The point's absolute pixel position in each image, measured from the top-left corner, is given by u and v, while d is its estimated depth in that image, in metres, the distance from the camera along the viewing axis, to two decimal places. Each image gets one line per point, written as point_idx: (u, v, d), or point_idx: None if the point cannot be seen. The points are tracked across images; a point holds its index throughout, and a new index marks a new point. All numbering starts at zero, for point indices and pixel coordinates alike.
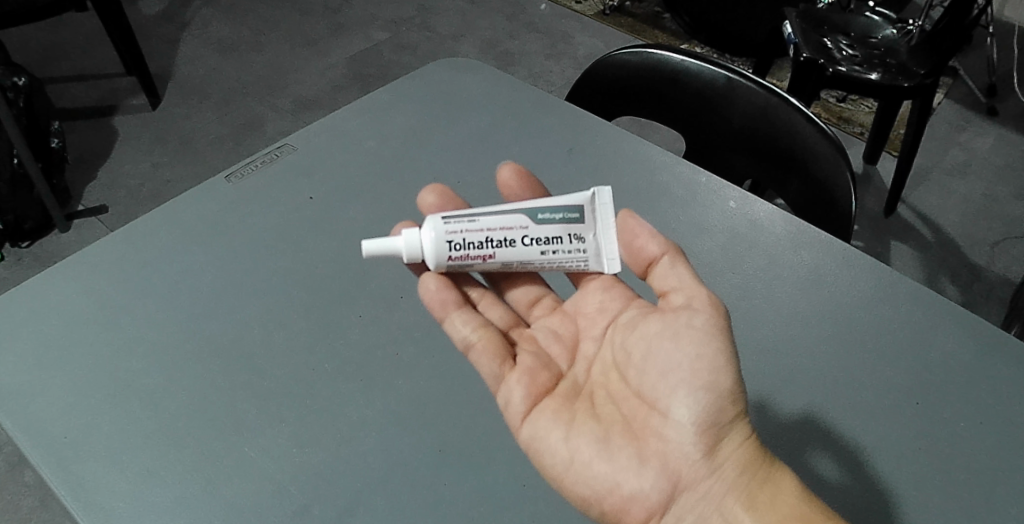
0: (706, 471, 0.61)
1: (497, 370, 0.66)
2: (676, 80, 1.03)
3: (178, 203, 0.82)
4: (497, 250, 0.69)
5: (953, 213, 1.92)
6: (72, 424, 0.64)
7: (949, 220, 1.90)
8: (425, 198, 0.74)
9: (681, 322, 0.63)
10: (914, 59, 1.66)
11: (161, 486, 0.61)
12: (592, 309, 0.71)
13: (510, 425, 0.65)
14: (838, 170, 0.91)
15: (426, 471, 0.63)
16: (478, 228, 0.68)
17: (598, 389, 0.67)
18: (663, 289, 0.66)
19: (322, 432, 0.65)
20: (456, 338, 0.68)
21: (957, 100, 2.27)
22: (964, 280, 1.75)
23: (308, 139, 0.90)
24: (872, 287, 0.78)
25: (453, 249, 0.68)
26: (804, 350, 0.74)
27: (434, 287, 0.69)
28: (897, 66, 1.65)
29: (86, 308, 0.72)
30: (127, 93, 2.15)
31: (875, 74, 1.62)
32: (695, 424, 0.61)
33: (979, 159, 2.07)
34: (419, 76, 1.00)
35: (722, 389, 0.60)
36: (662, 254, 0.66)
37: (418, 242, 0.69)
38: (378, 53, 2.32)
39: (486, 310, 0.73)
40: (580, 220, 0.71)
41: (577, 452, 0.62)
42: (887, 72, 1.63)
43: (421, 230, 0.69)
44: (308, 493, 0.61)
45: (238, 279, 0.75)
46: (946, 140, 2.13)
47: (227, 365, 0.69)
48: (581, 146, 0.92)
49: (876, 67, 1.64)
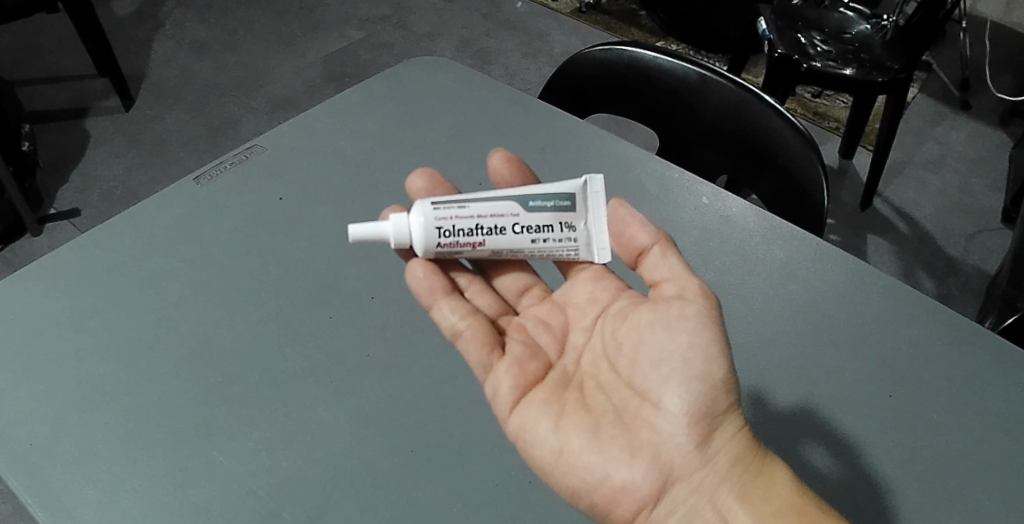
0: (700, 461, 0.61)
1: (486, 358, 0.66)
2: (649, 78, 1.03)
3: (146, 206, 0.81)
4: (487, 238, 0.69)
5: (928, 207, 1.94)
6: (39, 431, 0.63)
7: (924, 213, 1.92)
8: (413, 181, 0.73)
9: (673, 313, 0.63)
10: (887, 54, 1.68)
11: (130, 493, 0.60)
12: (582, 300, 0.71)
13: (498, 416, 0.64)
14: (809, 164, 0.92)
15: (405, 471, 0.63)
16: (469, 215, 0.68)
17: (588, 379, 0.67)
18: (655, 280, 0.66)
19: (296, 435, 0.64)
20: (445, 326, 0.68)
21: (931, 95, 2.30)
22: (939, 272, 1.78)
23: (278, 138, 0.89)
24: (844, 280, 0.79)
25: (443, 236, 0.68)
26: (776, 345, 0.74)
27: (422, 274, 0.68)
28: (871, 61, 1.67)
29: (53, 314, 0.71)
30: (99, 95, 2.12)
31: (849, 70, 1.64)
32: (687, 414, 0.61)
33: (953, 153, 2.10)
34: (391, 75, 0.99)
35: (716, 379, 0.61)
36: (653, 243, 0.66)
37: (410, 225, 0.68)
38: (354, 53, 2.31)
39: (475, 297, 0.72)
40: (571, 208, 0.71)
41: (566, 442, 0.62)
42: (861, 68, 1.65)
43: (410, 215, 0.68)
44: (283, 497, 0.61)
45: (208, 282, 0.74)
46: (920, 134, 2.16)
47: (196, 367, 0.68)
48: (555, 143, 0.92)
49: (851, 62, 1.66)
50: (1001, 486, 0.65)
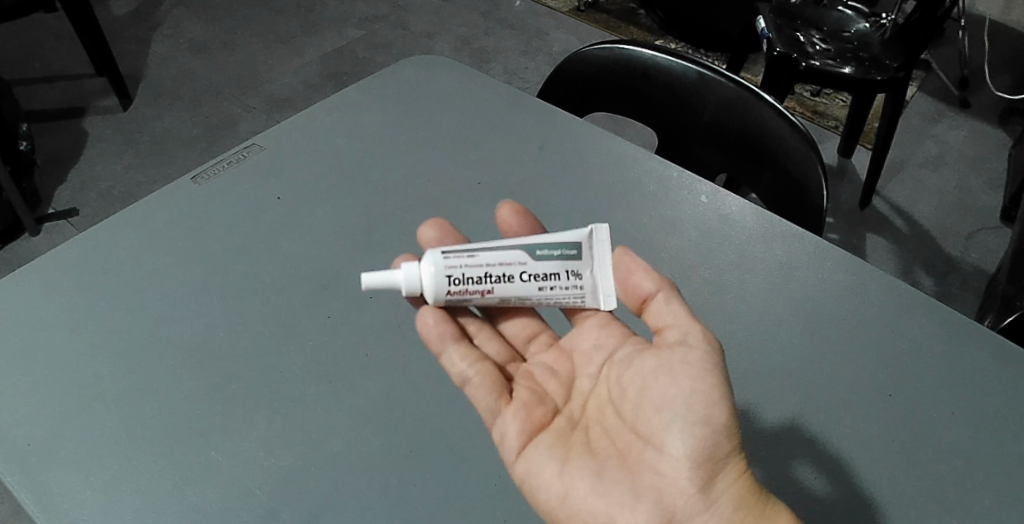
0: (703, 506, 0.59)
1: (492, 404, 0.65)
2: (647, 76, 1.03)
3: (144, 206, 0.80)
4: (496, 285, 0.68)
5: (927, 206, 1.94)
6: (36, 431, 0.63)
7: (923, 212, 1.92)
8: (425, 232, 0.74)
9: (676, 357, 0.62)
10: (887, 53, 1.68)
11: (128, 493, 0.60)
12: (588, 347, 0.70)
13: (500, 458, 0.63)
14: (808, 163, 0.92)
15: (404, 472, 0.63)
16: (478, 263, 0.68)
17: (593, 423, 0.66)
18: (658, 325, 0.64)
19: (293, 435, 0.64)
20: (452, 373, 0.66)
21: (930, 94, 2.30)
22: (938, 271, 1.78)
23: (276, 137, 0.88)
24: (844, 279, 0.79)
25: (452, 284, 0.67)
26: (774, 345, 0.74)
27: (432, 320, 0.67)
28: (870, 60, 1.67)
29: (50, 314, 0.71)
30: (97, 94, 2.12)
31: (848, 69, 1.64)
32: (689, 459, 0.59)
33: (952, 152, 2.10)
34: (389, 74, 0.99)
35: (717, 424, 0.59)
36: (657, 290, 0.65)
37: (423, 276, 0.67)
38: (352, 52, 2.31)
39: (483, 344, 0.71)
40: (577, 256, 0.70)
41: (567, 487, 0.61)
42: (860, 67, 1.65)
43: (420, 264, 0.67)
44: (282, 498, 0.60)
45: (206, 282, 0.74)
46: (919, 133, 2.16)
47: (193, 367, 0.67)
48: (554, 142, 0.92)
49: (850, 60, 1.67)
50: (1001, 487, 0.65)
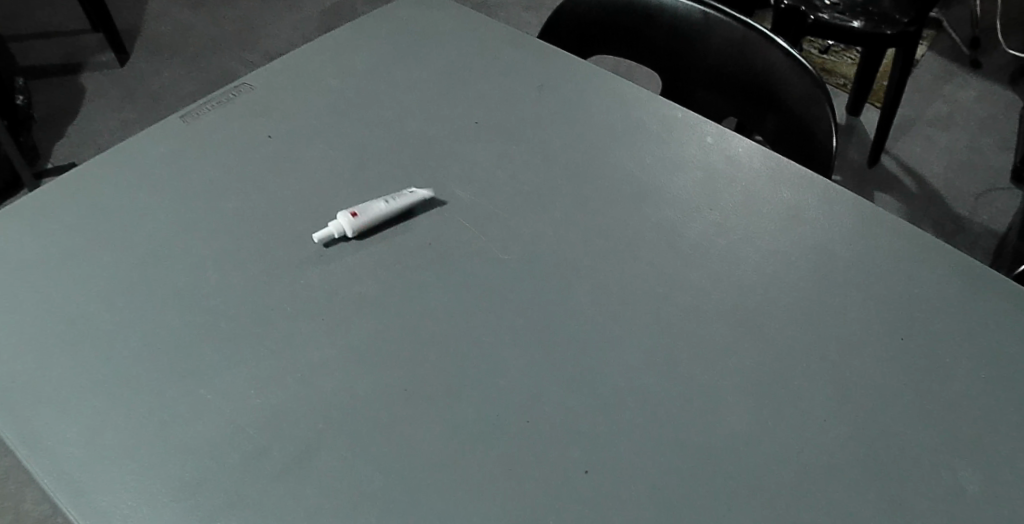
0: None
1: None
2: (651, 17, 1.00)
3: (133, 145, 0.78)
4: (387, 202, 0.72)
5: (936, 165, 1.91)
6: (22, 368, 0.61)
7: (932, 171, 1.89)
8: None
9: None
10: (897, 8, 1.64)
11: (113, 427, 0.57)
12: None
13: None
14: (817, 105, 0.89)
15: (399, 409, 0.60)
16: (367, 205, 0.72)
17: None
18: None
19: (282, 374, 0.61)
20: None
21: (941, 53, 2.25)
22: (946, 230, 1.76)
23: (268, 78, 0.86)
24: (851, 224, 0.77)
25: (363, 219, 0.71)
26: (778, 287, 0.72)
27: None
28: (881, 14, 1.63)
29: (37, 254, 0.69)
30: (94, 49, 2.09)
31: (857, 23, 1.61)
32: None
33: (962, 111, 2.06)
34: (385, 13, 0.96)
35: None
36: None
37: (346, 226, 0.70)
38: (352, 7, 2.28)
39: None
40: None
41: None
42: (869, 22, 1.61)
43: (332, 224, 0.70)
44: (273, 435, 0.58)
45: (197, 221, 0.71)
46: (929, 91, 2.12)
47: (181, 304, 0.65)
48: (554, 84, 0.89)
49: (860, 15, 1.63)
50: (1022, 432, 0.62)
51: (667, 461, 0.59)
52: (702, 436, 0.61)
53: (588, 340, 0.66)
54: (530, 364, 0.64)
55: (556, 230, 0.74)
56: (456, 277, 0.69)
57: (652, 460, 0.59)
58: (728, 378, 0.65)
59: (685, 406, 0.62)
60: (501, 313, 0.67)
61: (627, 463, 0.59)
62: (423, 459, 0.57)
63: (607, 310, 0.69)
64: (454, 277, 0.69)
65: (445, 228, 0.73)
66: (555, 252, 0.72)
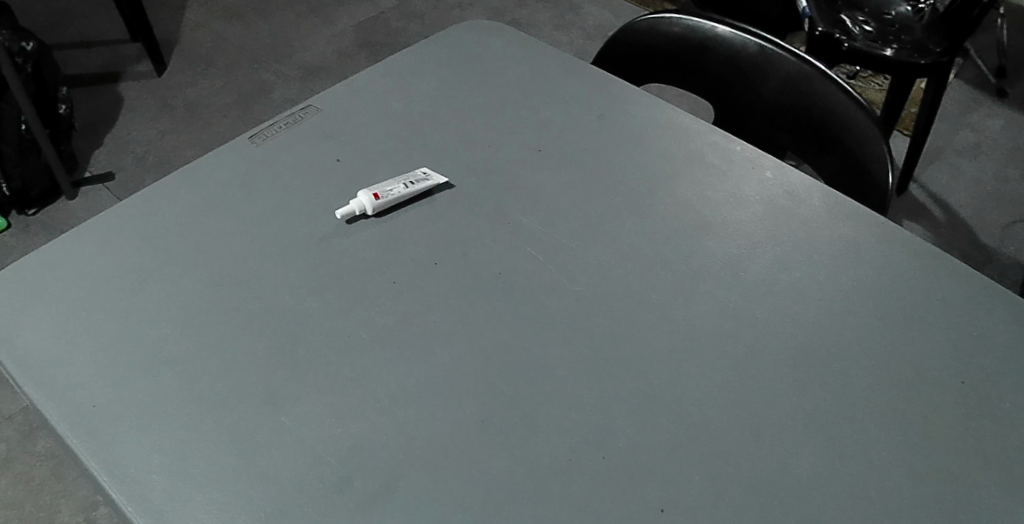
0: None
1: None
2: (707, 47, 1.01)
3: (202, 164, 0.79)
4: (403, 181, 0.76)
5: (963, 194, 1.91)
6: (100, 392, 0.60)
7: (959, 200, 1.89)
8: None
9: None
10: (930, 39, 1.65)
11: (196, 454, 0.57)
12: None
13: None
14: (873, 143, 0.89)
15: (474, 442, 0.60)
16: (386, 186, 0.76)
17: None
18: None
19: (360, 404, 0.61)
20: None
21: (967, 81, 2.25)
22: (974, 260, 1.75)
23: (333, 100, 0.87)
24: (911, 263, 0.77)
25: (383, 195, 0.74)
26: (847, 324, 0.72)
27: None
28: (913, 44, 1.64)
29: (110, 272, 0.68)
30: (132, 59, 2.12)
31: (890, 52, 1.62)
32: None
33: (989, 140, 2.06)
34: (443, 38, 0.98)
35: None
36: None
37: (366, 205, 0.74)
38: (385, 22, 2.30)
39: None
40: None
41: None
42: (902, 50, 1.62)
43: (356, 203, 0.74)
44: (353, 466, 0.57)
45: (269, 242, 0.71)
46: (956, 119, 2.12)
47: (258, 328, 0.65)
48: (613, 113, 0.90)
49: (892, 44, 1.64)
50: None
51: (744, 501, 0.59)
52: (779, 476, 0.60)
53: (656, 375, 0.66)
54: (603, 399, 0.64)
55: (624, 263, 0.74)
56: (527, 307, 0.69)
57: (730, 498, 0.59)
58: (803, 418, 0.64)
59: (760, 443, 0.62)
60: (572, 345, 0.67)
61: (702, 503, 0.58)
62: (504, 492, 0.57)
63: (677, 345, 0.69)
64: (525, 306, 0.69)
65: (514, 257, 0.73)
66: (622, 284, 0.73)
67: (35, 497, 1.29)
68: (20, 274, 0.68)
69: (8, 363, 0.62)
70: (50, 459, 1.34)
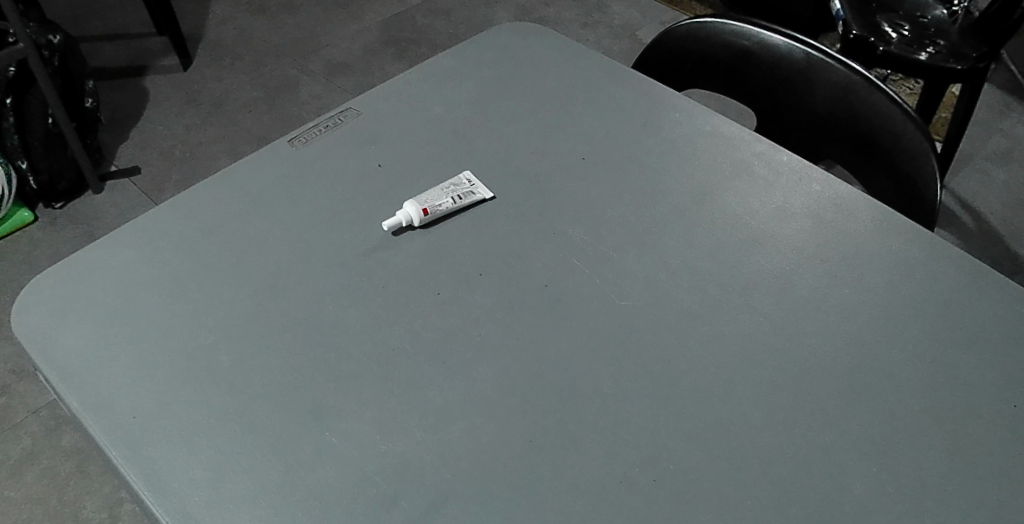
0: None
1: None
2: (750, 54, 0.99)
3: (241, 170, 0.78)
4: (451, 193, 0.75)
5: (994, 202, 1.87)
6: (142, 404, 0.59)
7: (990, 208, 1.85)
8: None
9: None
10: (966, 42, 1.59)
11: (239, 470, 0.56)
12: None
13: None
14: (922, 156, 0.87)
15: (521, 462, 0.58)
16: (432, 196, 0.75)
17: None
18: None
19: (405, 421, 0.60)
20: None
21: (999, 85, 2.21)
22: (1006, 269, 1.72)
23: (373, 104, 0.86)
24: (966, 279, 0.74)
25: (431, 208, 0.73)
26: (906, 343, 0.69)
27: None
28: (949, 48, 1.59)
29: (152, 280, 0.68)
30: (158, 52, 2.11)
31: (924, 56, 1.57)
32: None
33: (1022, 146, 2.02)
34: (482, 40, 0.96)
35: None
36: None
37: (413, 216, 0.73)
38: (412, 18, 2.29)
39: None
40: None
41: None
42: (938, 54, 1.57)
43: (402, 214, 0.73)
44: (400, 485, 0.56)
45: (312, 251, 0.70)
46: (988, 125, 2.08)
47: (301, 341, 0.64)
48: (656, 120, 0.88)
49: (927, 47, 1.59)
50: None
51: None
52: (836, 504, 0.58)
53: (705, 393, 0.64)
54: (651, 418, 0.62)
55: (672, 276, 0.72)
56: (573, 321, 0.68)
57: None
58: (863, 440, 0.62)
59: (818, 466, 0.60)
60: (621, 361, 0.65)
61: None
62: (552, 515, 0.56)
63: (730, 362, 0.66)
64: (571, 321, 0.68)
65: (560, 270, 0.71)
66: (668, 298, 0.70)
67: (60, 491, 1.29)
68: (59, 281, 0.68)
69: (48, 371, 0.61)
70: (75, 454, 1.34)
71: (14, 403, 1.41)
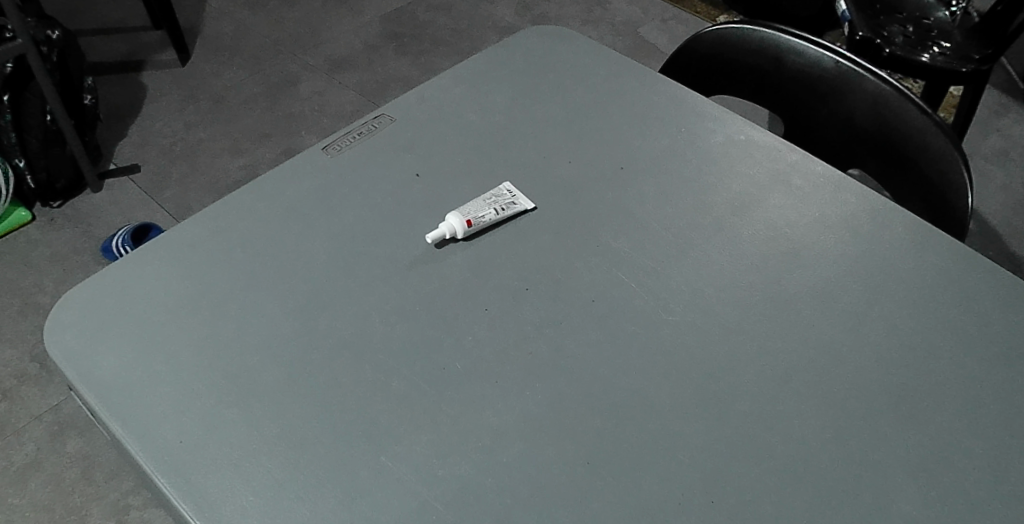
0: None
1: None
2: (780, 60, 0.98)
3: (274, 180, 0.76)
4: (494, 204, 0.74)
5: (993, 201, 1.87)
6: (188, 427, 0.57)
7: (989, 207, 1.86)
8: None
9: None
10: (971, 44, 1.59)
11: (293, 497, 0.54)
12: None
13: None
14: (952, 168, 0.85)
15: (581, 484, 0.56)
16: (477, 207, 0.73)
17: None
18: None
19: (460, 442, 0.57)
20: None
21: (996, 84, 2.21)
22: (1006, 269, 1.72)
23: (407, 110, 0.85)
24: (1015, 285, 0.72)
25: (477, 220, 0.72)
26: (968, 352, 0.67)
27: None
28: (955, 49, 1.58)
29: (191, 296, 0.66)
30: (155, 47, 2.07)
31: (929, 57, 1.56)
32: None
33: (1019, 146, 2.03)
34: (511, 44, 0.95)
35: None
36: None
37: (457, 228, 0.71)
38: (412, 13, 2.25)
39: None
40: None
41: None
42: (942, 55, 1.56)
43: (447, 226, 0.71)
44: (458, 510, 0.54)
45: (352, 265, 0.68)
46: (986, 124, 2.08)
47: (347, 359, 0.62)
48: (691, 127, 0.86)
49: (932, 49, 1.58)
50: None
51: None
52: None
53: (762, 410, 0.62)
54: (710, 436, 0.60)
55: (719, 289, 0.71)
56: (622, 336, 0.66)
57: None
58: (927, 455, 0.60)
59: (884, 483, 0.58)
60: (675, 379, 0.64)
61: None
62: None
63: (785, 376, 0.65)
64: (621, 337, 0.66)
65: (607, 284, 0.70)
66: (717, 312, 0.69)
67: (65, 499, 1.26)
68: (91, 300, 0.65)
69: (88, 395, 0.59)
70: (79, 460, 1.30)
71: (16, 408, 1.37)
